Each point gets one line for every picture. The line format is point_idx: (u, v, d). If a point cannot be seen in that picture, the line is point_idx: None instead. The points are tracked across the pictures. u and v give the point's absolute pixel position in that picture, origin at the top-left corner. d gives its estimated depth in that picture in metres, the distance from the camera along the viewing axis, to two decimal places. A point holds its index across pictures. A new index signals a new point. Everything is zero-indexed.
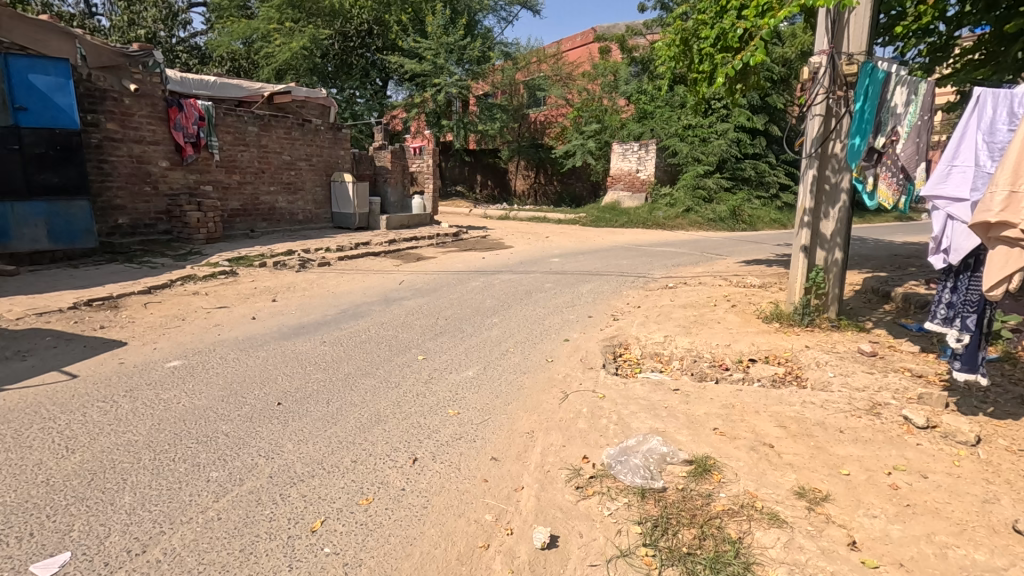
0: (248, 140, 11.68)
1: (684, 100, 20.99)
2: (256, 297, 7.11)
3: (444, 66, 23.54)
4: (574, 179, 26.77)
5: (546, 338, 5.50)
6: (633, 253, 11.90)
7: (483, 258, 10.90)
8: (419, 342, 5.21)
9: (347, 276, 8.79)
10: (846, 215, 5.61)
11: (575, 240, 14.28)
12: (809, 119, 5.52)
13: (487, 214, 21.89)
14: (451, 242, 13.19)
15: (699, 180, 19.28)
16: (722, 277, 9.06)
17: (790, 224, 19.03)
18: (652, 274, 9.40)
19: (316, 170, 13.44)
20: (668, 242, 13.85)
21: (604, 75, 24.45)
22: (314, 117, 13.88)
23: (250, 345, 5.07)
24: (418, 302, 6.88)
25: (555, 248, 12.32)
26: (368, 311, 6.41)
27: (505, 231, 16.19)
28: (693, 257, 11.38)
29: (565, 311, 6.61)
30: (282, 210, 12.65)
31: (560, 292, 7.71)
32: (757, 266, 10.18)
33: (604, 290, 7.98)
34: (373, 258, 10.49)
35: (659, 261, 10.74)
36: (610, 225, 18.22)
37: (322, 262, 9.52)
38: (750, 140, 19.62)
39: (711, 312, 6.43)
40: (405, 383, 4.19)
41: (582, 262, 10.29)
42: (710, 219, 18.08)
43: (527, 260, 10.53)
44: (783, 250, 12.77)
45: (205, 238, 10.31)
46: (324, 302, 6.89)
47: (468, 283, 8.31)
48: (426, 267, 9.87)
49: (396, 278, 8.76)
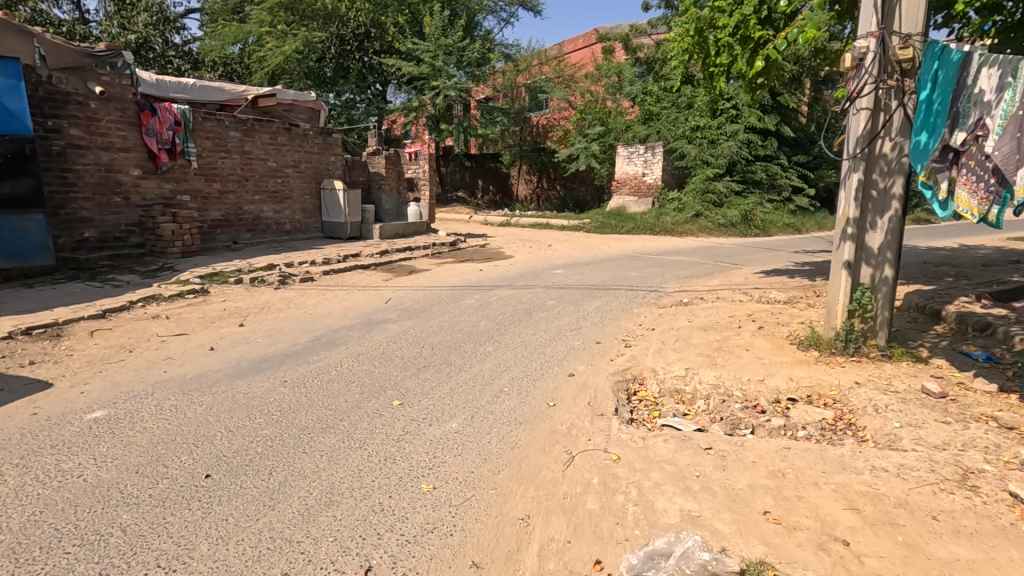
0: (230, 146, 10.97)
1: (691, 101, 20.19)
2: (222, 321, 6.35)
3: (443, 68, 22.88)
4: (578, 183, 25.98)
5: (548, 373, 4.70)
6: (642, 263, 11.11)
7: (481, 270, 10.12)
8: (398, 380, 4.42)
9: (330, 293, 8.04)
10: (897, 225, 4.80)
11: (580, 248, 13.47)
12: (853, 114, 4.75)
13: (487, 220, 21.12)
14: (447, 252, 12.43)
15: (709, 184, 18.46)
16: (741, 292, 8.24)
17: (804, 228, 18.18)
18: (665, 288, 8.59)
19: (305, 178, 12.74)
20: (677, 251, 13.06)
21: (608, 76, 23.72)
22: (303, 121, 13.10)
23: (197, 386, 4.30)
24: (402, 325, 6.12)
25: (557, 258, 11.54)
26: (345, 337, 5.64)
27: (505, 239, 15.39)
28: (705, 267, 10.58)
29: (569, 336, 5.81)
30: (268, 219, 11.93)
31: (564, 311, 6.92)
32: (777, 277, 9.36)
33: (612, 308, 7.20)
34: (362, 272, 9.73)
35: (669, 272, 9.96)
36: (615, 232, 17.39)
37: (305, 277, 8.77)
38: (761, 142, 18.77)
39: (737, 337, 5.61)
40: (371, 442, 3.40)
41: (586, 274, 9.51)
42: (721, 225, 17.22)
43: (527, 272, 9.78)
44: (801, 258, 11.94)
45: (181, 252, 9.57)
46: (297, 327, 6.13)
47: (461, 300, 7.56)
48: (417, 281, 9.12)
49: (383, 295, 7.98)
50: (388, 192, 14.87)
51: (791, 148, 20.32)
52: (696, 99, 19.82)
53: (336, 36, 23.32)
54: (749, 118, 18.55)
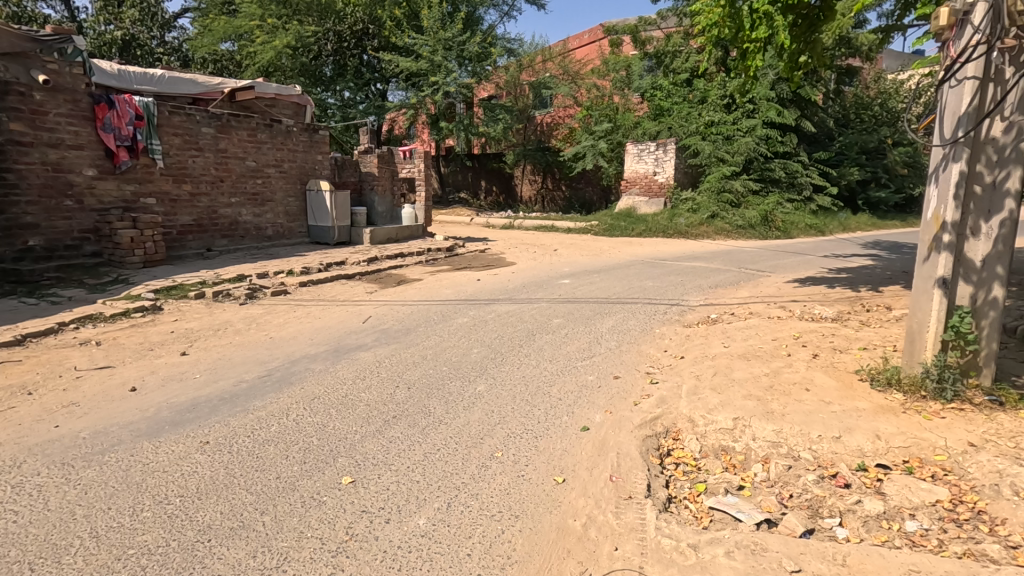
0: (203, 144, 9.96)
1: (704, 95, 19.08)
2: (163, 347, 5.30)
3: (442, 64, 21.88)
4: (584, 184, 24.87)
5: (554, 426, 3.63)
6: (659, 271, 9.99)
7: (478, 280, 9.05)
8: (356, 441, 3.34)
9: (304, 309, 7.00)
10: (1008, 232, 3.67)
11: (588, 254, 12.38)
12: (951, 88, 3.68)
13: (489, 223, 20.05)
14: (442, 258, 11.40)
15: (725, 183, 17.35)
16: (778, 306, 7.12)
17: (828, 230, 17.00)
18: (688, 302, 7.47)
19: (289, 178, 11.72)
20: (694, 256, 11.95)
21: (615, 71, 22.58)
22: (287, 117, 12.05)
23: (87, 450, 3.21)
24: (377, 354, 5.04)
25: (564, 265, 10.46)
26: (304, 372, 4.58)
27: (508, 244, 14.30)
28: (729, 275, 9.46)
29: (580, 368, 4.73)
30: (247, 224, 10.89)
31: (573, 332, 5.84)
32: (815, 287, 8.22)
33: (630, 328, 6.11)
34: (345, 282, 8.67)
35: (691, 282, 8.84)
36: (626, 235, 16.27)
37: (278, 291, 7.72)
38: (780, 137, 17.58)
39: (792, 372, 4.50)
40: (295, 558, 2.31)
41: (597, 284, 8.42)
42: (739, 226, 16.04)
43: (528, 282, 8.72)
44: (834, 264, 10.80)
45: (142, 261, 8.54)
46: (251, 356, 5.07)
47: (453, 317, 6.51)
48: (406, 293, 8.06)
49: (363, 311, 6.90)
50: (381, 194, 13.85)
51: (809, 145, 19.30)
52: (709, 93, 18.73)
53: (331, 32, 22.36)
54: (767, 112, 17.48)
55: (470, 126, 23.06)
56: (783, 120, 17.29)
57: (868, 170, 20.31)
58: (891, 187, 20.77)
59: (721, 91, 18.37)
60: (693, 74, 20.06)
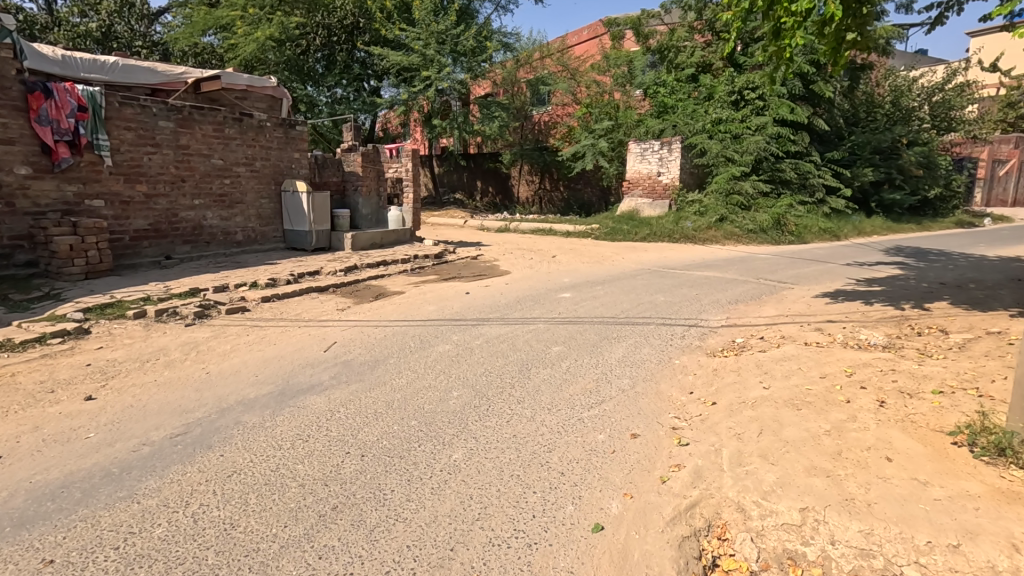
0: (160, 139, 8.92)
1: (712, 91, 18.16)
2: (67, 388, 4.26)
3: (436, 59, 20.88)
4: (583, 184, 23.84)
5: (553, 527, 2.60)
6: (669, 282, 9.00)
7: (467, 293, 8.04)
8: (269, 559, 2.32)
9: (259, 331, 5.98)
10: None
11: (590, 261, 11.38)
12: None
13: (483, 226, 19.02)
14: (429, 267, 10.39)
15: (734, 184, 16.36)
16: (812, 329, 6.12)
17: (842, 234, 16.03)
18: (706, 323, 6.45)
19: (261, 178, 10.68)
20: (705, 263, 10.94)
21: (616, 67, 21.56)
22: (260, 111, 11.02)
23: None
24: (331, 400, 4.02)
25: (563, 275, 9.43)
26: (231, 428, 3.55)
27: (503, 249, 13.28)
28: (748, 288, 8.45)
29: (586, 422, 3.71)
30: (213, 228, 9.86)
31: (576, 365, 4.82)
32: (848, 303, 7.24)
33: (644, 359, 5.10)
34: (315, 297, 7.64)
35: (706, 296, 7.82)
36: (628, 239, 15.26)
37: (235, 309, 6.70)
38: (792, 136, 16.62)
39: (860, 430, 3.48)
40: None
41: (601, 299, 7.40)
42: (749, 230, 15.05)
43: (523, 296, 7.70)
44: (860, 273, 9.83)
45: (83, 272, 7.49)
46: (173, 401, 4.03)
47: (433, 343, 5.49)
48: (383, 309, 7.03)
49: (328, 334, 5.88)
50: (365, 195, 12.82)
51: (820, 144, 18.34)
52: (716, 90, 17.83)
53: (321, 27, 21.43)
54: (779, 109, 16.58)
55: (465, 124, 22.06)
56: (795, 117, 16.36)
57: (881, 171, 19.37)
58: (905, 188, 19.97)
59: (728, 88, 17.48)
60: (699, 70, 19.15)
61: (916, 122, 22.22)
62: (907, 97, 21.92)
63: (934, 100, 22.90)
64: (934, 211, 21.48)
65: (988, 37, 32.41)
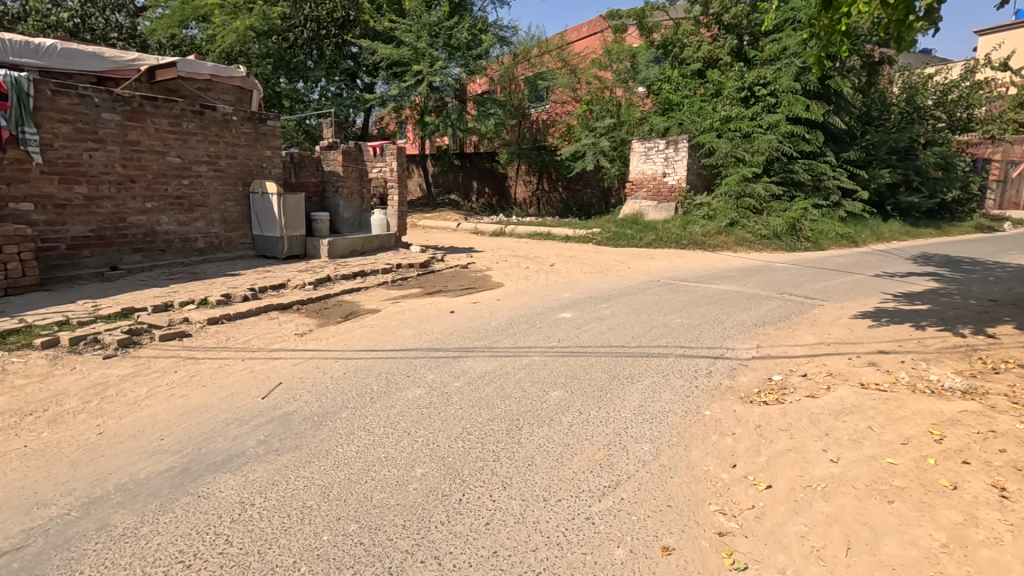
0: (103, 133, 7.84)
1: (720, 87, 17.16)
2: None
3: (427, 52, 19.84)
4: (582, 185, 22.80)
5: None
6: (683, 297, 7.94)
7: (452, 312, 6.98)
8: None
9: (192, 367, 4.88)
10: None
11: (593, 270, 10.31)
12: None
13: (478, 229, 17.92)
14: (412, 278, 9.32)
15: (745, 186, 15.33)
16: (865, 364, 5.05)
17: (861, 240, 15.01)
18: (734, 355, 5.38)
19: (226, 178, 9.60)
20: (720, 275, 9.85)
21: (618, 62, 20.47)
22: (226, 103, 9.95)
23: None
24: (247, 485, 2.94)
25: (562, 289, 8.37)
26: (87, 541, 2.47)
27: (498, 256, 12.21)
28: (774, 307, 7.37)
29: (598, 527, 2.63)
30: (169, 234, 8.79)
31: (581, 423, 3.75)
32: (896, 327, 6.20)
33: (665, 410, 4.03)
34: (274, 317, 6.57)
35: (728, 317, 6.74)
36: (632, 245, 14.19)
37: (172, 334, 5.63)
38: (806, 135, 15.65)
39: (993, 546, 2.41)
40: None
41: (607, 322, 6.33)
42: (763, 236, 13.98)
43: (516, 317, 6.62)
44: (895, 287, 8.79)
45: (2, 286, 6.45)
46: (30, 483, 2.96)
47: (402, 386, 4.40)
48: (351, 334, 5.92)
49: (276, 371, 4.81)
50: (347, 197, 11.80)
51: (835, 143, 17.31)
52: (725, 85, 16.88)
53: (309, 19, 20.45)
54: (792, 106, 15.59)
55: (459, 121, 20.97)
56: (810, 115, 15.35)
57: (898, 172, 18.40)
58: (922, 191, 19.00)
59: (738, 84, 16.51)
60: (706, 65, 18.13)
61: (931, 121, 21.26)
62: (921, 95, 20.98)
63: (949, 98, 21.91)
64: (952, 215, 20.50)
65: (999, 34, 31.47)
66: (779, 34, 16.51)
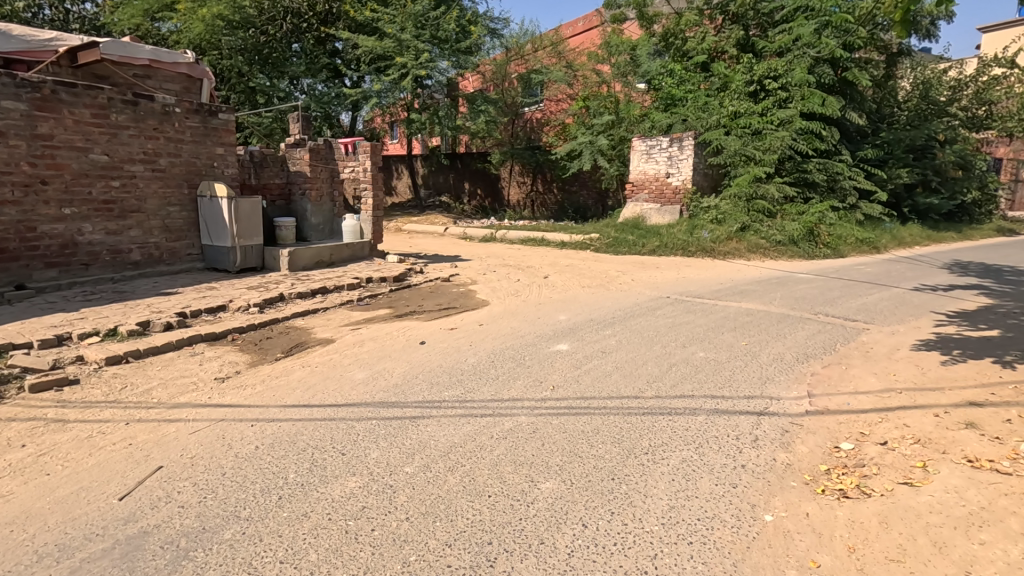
0: (3, 125, 6.59)
1: (726, 80, 15.96)
2: None
3: (412, 44, 18.57)
4: (578, 187, 21.58)
5: None
6: (702, 319, 6.67)
7: (421, 342, 5.68)
8: None
9: (48, 438, 3.54)
10: None
11: (592, 284, 9.02)
12: None
13: (467, 234, 16.62)
14: (383, 295, 8.01)
15: (757, 187, 14.12)
16: (960, 423, 3.78)
17: (882, 245, 13.82)
18: (785, 411, 4.09)
19: (167, 178, 8.28)
20: (738, 289, 8.58)
21: (616, 56, 18.99)
22: (169, 93, 8.66)
23: None
24: None
25: (556, 309, 7.09)
26: None
27: (485, 266, 10.92)
28: (814, 334, 6.09)
29: None
30: (95, 245, 7.48)
31: (586, 553, 2.46)
32: (975, 364, 4.93)
33: (708, 520, 2.74)
34: (196, 353, 5.25)
35: (762, 350, 5.44)
36: (634, 253, 12.93)
37: (51, 383, 4.32)
38: (821, 132, 14.55)
39: None
40: None
41: (615, 360, 5.05)
42: (778, 242, 12.73)
43: (500, 351, 5.34)
44: (945, 305, 7.53)
45: None
46: None
47: (329, 473, 3.10)
48: (286, 381, 4.60)
49: (163, 442, 3.50)
50: (315, 200, 10.50)
51: (850, 141, 16.17)
52: (732, 79, 15.67)
53: (287, 10, 19.10)
54: (807, 101, 14.48)
55: (448, 119, 19.73)
56: (826, 110, 14.28)
57: (916, 171, 17.29)
58: (941, 193, 17.95)
59: (746, 77, 15.36)
60: (711, 57, 16.87)
61: (946, 119, 20.12)
62: (935, 90, 19.92)
63: (965, 94, 20.77)
64: (970, 218, 19.35)
65: (994, 32, 30.62)
66: (790, 23, 15.31)
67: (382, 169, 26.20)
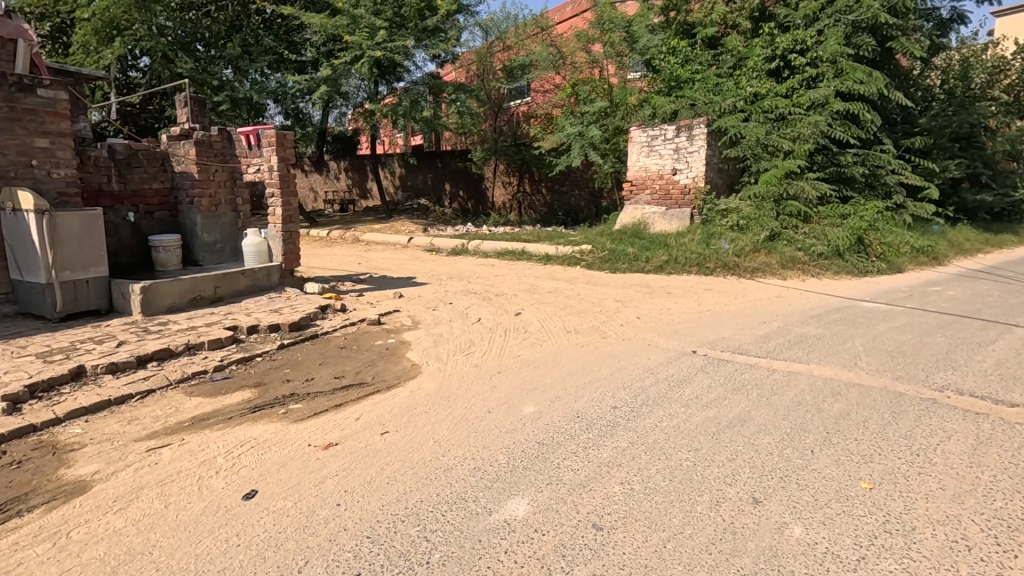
0: None
1: (741, 57, 13.26)
2: None
3: (368, 22, 15.86)
4: (568, 187, 18.88)
5: None
6: (767, 411, 3.90)
7: (243, 499, 2.92)
8: None
9: None
10: None
11: (582, 327, 6.27)
12: None
13: (433, 245, 13.82)
14: (263, 358, 5.26)
15: (787, 185, 11.47)
16: None
17: (941, 254, 11.22)
18: None
19: None
20: (793, 335, 5.84)
21: (608, 34, 15.98)
22: None
23: None
24: None
25: (522, 389, 4.37)
26: None
27: (440, 296, 8.14)
28: (976, 449, 3.38)
29: None
30: None
31: None
32: None
33: None
34: None
35: (918, 515, 2.72)
36: (636, 269, 10.24)
37: None
38: (861, 116, 11.92)
39: None
40: None
41: (627, 572, 2.32)
42: (819, 254, 10.04)
43: (388, 534, 2.60)
44: None
45: None
46: None
47: None
48: None
49: None
50: (206, 211, 7.78)
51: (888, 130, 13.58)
52: (749, 55, 12.96)
53: None
54: (844, 78, 11.84)
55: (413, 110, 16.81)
56: (868, 89, 11.61)
57: (964, 163, 14.69)
58: (992, 188, 15.37)
59: (766, 52, 12.64)
60: (720, 32, 14.18)
61: (989, 102, 17.49)
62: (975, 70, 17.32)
63: (1008, 77, 18.07)
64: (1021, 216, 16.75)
65: (1008, 18, 28.14)
66: None
67: (355, 168, 23.36)
